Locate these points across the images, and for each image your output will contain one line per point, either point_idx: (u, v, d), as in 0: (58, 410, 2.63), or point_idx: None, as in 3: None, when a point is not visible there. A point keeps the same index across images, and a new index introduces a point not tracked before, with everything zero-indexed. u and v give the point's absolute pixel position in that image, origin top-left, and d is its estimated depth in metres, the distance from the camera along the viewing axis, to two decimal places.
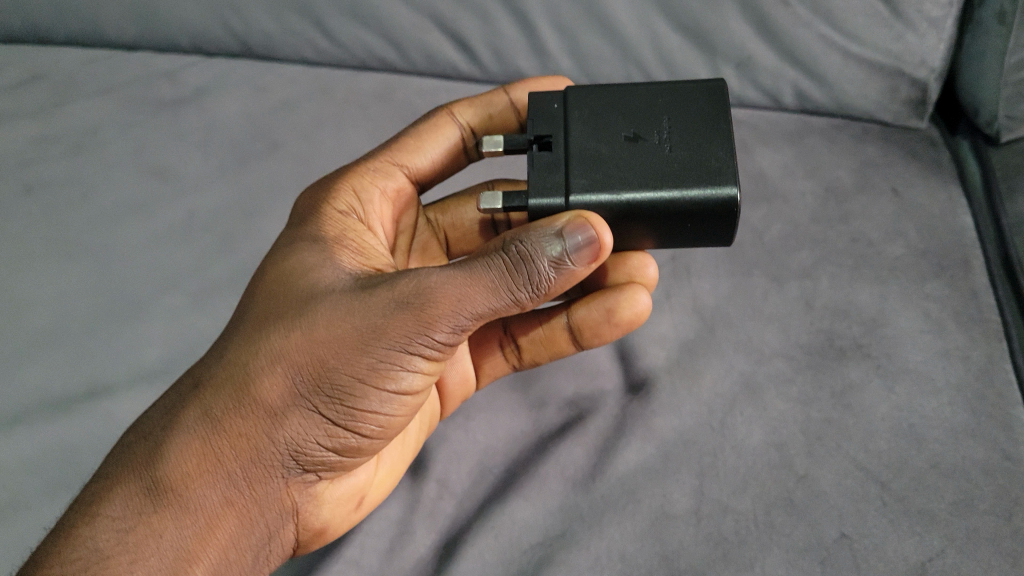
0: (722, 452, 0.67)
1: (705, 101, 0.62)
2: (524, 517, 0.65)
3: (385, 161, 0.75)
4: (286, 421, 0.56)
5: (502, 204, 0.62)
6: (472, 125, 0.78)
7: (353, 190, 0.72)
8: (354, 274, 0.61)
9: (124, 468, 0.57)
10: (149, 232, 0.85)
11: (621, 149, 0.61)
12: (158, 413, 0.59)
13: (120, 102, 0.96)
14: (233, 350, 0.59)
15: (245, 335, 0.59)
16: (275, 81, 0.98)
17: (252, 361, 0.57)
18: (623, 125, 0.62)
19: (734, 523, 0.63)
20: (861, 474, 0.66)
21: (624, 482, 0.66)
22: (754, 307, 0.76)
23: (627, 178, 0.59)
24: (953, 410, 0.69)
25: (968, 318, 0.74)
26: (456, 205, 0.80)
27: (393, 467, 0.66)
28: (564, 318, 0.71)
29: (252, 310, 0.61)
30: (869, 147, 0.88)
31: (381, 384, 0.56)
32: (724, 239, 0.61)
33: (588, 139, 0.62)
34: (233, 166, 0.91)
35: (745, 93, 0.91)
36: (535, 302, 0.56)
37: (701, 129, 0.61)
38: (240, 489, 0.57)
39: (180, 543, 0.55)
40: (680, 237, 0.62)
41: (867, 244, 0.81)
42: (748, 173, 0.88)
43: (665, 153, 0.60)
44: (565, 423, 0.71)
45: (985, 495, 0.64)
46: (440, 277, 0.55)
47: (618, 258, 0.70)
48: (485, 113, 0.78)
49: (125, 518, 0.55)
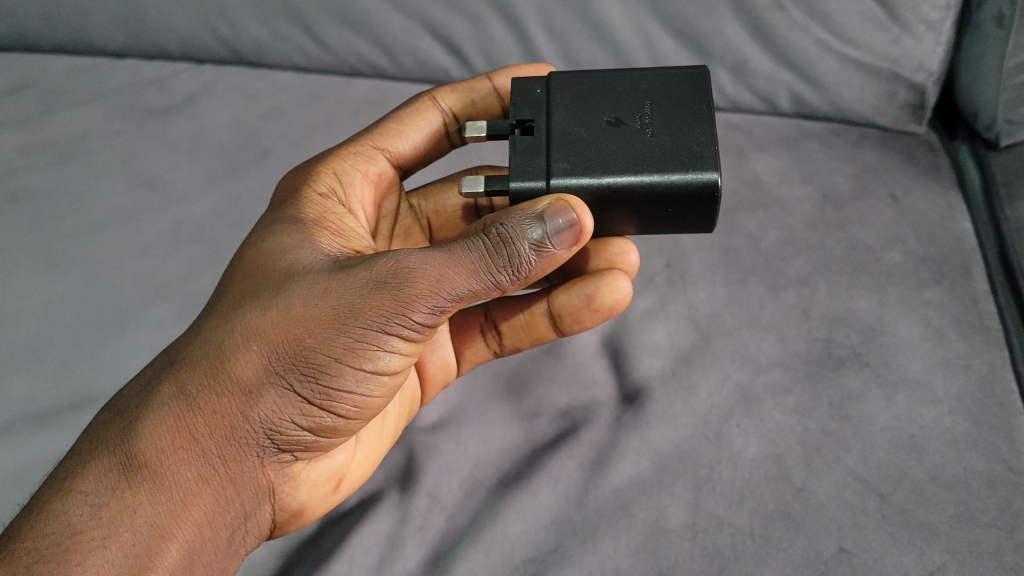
0: (718, 465, 0.66)
1: (687, 87, 0.62)
2: (516, 532, 0.64)
3: (367, 145, 0.75)
4: (261, 398, 0.55)
5: (484, 187, 0.61)
6: (455, 111, 0.78)
7: (333, 172, 0.72)
8: (333, 255, 0.61)
9: (97, 445, 0.55)
10: (136, 242, 0.84)
11: (603, 133, 0.60)
12: (132, 391, 0.58)
13: (109, 110, 0.95)
14: (209, 329, 0.58)
15: (221, 315, 0.59)
16: (265, 89, 0.97)
17: (228, 338, 0.57)
18: (605, 110, 0.62)
19: (731, 537, 0.62)
20: (860, 486, 0.64)
21: (617, 496, 0.65)
22: (750, 315, 0.75)
23: (608, 162, 0.59)
24: (954, 420, 0.67)
25: (968, 326, 0.73)
26: (438, 191, 0.80)
27: (371, 452, 0.66)
28: (545, 304, 0.69)
29: (229, 291, 0.61)
30: (866, 152, 0.87)
31: (358, 363, 0.55)
32: (707, 224, 0.61)
33: (570, 124, 0.61)
34: (223, 175, 0.90)
35: (741, 97, 0.90)
36: (515, 286, 0.56)
37: (682, 114, 0.60)
38: (215, 467, 0.55)
39: (154, 519, 0.53)
40: (663, 224, 0.61)
41: (865, 251, 0.79)
42: (745, 180, 0.87)
43: (647, 138, 0.59)
44: (559, 435, 0.69)
45: (987, 508, 0.63)
46: (418, 258, 0.55)
47: (599, 243, 0.70)
48: (467, 99, 0.77)
49: (98, 492, 0.53)
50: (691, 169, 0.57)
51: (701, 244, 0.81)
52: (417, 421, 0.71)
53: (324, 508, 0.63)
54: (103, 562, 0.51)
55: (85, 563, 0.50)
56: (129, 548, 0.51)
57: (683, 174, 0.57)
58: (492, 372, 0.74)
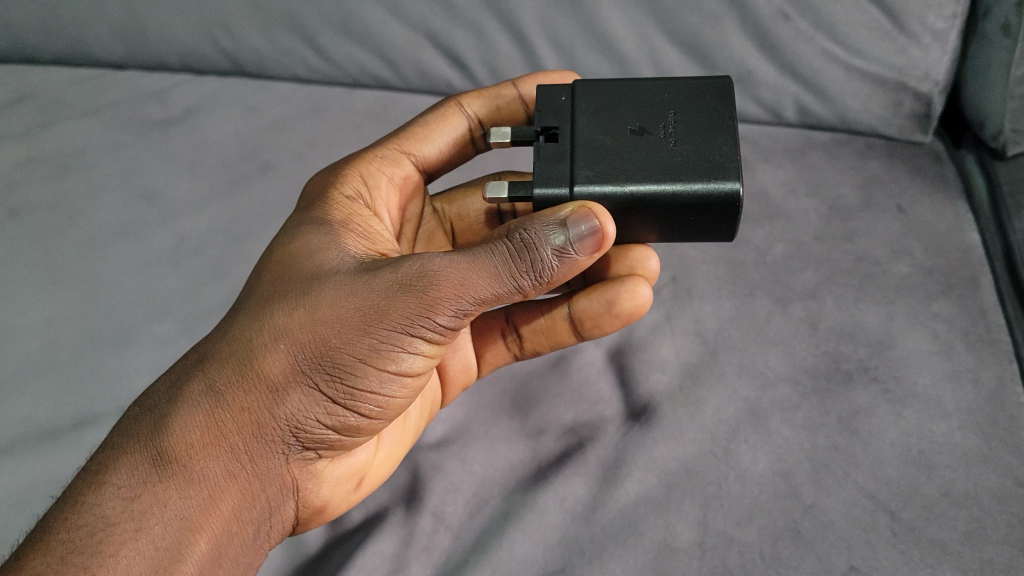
0: (726, 482, 0.65)
1: (711, 96, 0.61)
2: (523, 552, 0.63)
3: (394, 149, 0.75)
4: (287, 396, 0.56)
5: (508, 193, 0.61)
6: (480, 117, 0.77)
7: (360, 176, 0.72)
8: (358, 257, 0.62)
9: (128, 440, 0.56)
10: (138, 257, 0.83)
11: (626, 141, 0.60)
12: (164, 386, 0.59)
13: (109, 123, 0.95)
14: (238, 327, 0.59)
15: (250, 313, 0.59)
16: (267, 101, 0.97)
17: (257, 337, 0.57)
18: (629, 118, 0.61)
19: (739, 556, 0.61)
20: (870, 503, 0.64)
21: (624, 515, 0.64)
22: (757, 329, 0.74)
23: (631, 170, 0.59)
24: (963, 434, 0.67)
25: (977, 339, 0.72)
26: (462, 196, 0.78)
27: (393, 450, 0.66)
28: (565, 309, 0.69)
29: (258, 290, 0.62)
30: (872, 162, 0.87)
31: (382, 364, 0.56)
32: (726, 233, 0.61)
33: (595, 131, 0.61)
34: (224, 188, 0.89)
35: (746, 108, 0.89)
36: (537, 290, 0.56)
37: (706, 123, 0.60)
38: (242, 464, 0.56)
39: (183, 513, 0.54)
40: (681, 232, 0.61)
41: (873, 263, 0.79)
42: (750, 191, 0.86)
43: (670, 147, 0.59)
44: (565, 452, 0.69)
45: (998, 525, 0.62)
46: (442, 261, 0.55)
47: (620, 250, 0.70)
48: (492, 105, 0.77)
49: (131, 485, 0.54)
50: (714, 179, 0.57)
51: (706, 258, 0.80)
52: (421, 438, 0.70)
53: (348, 505, 0.64)
54: (134, 554, 0.52)
55: (116, 555, 0.52)
56: (159, 540, 0.53)
57: (706, 183, 0.57)
58: (503, 383, 0.74)
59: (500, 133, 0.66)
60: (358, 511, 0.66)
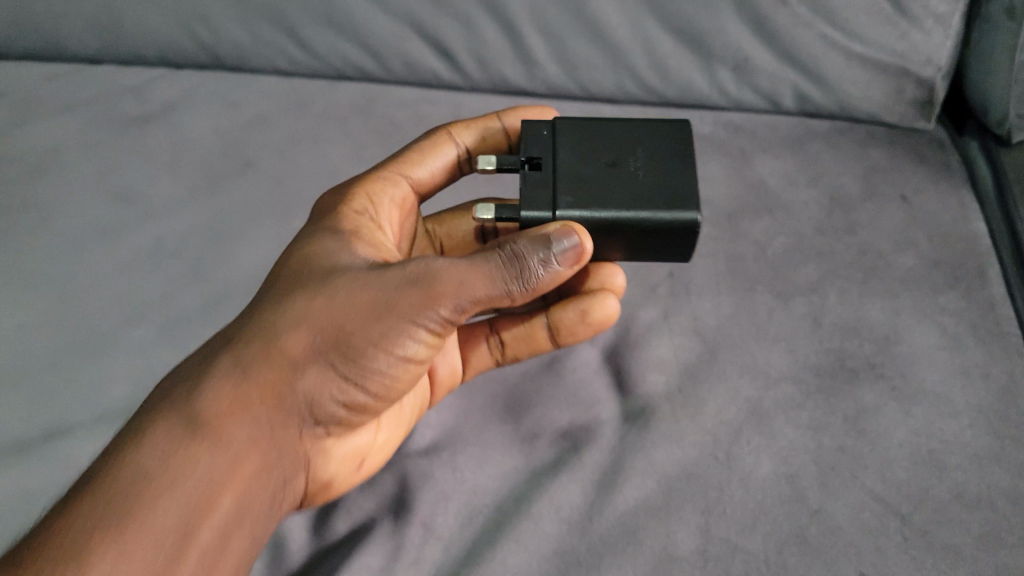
0: (729, 486, 0.62)
1: (678, 136, 0.60)
2: (517, 563, 0.60)
3: (393, 170, 0.71)
4: (307, 374, 0.54)
5: (495, 215, 0.59)
6: (470, 146, 0.74)
7: (366, 194, 0.69)
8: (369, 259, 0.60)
9: (161, 405, 0.53)
10: (112, 259, 0.80)
11: (601, 172, 0.59)
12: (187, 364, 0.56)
13: (84, 119, 0.92)
14: (257, 311, 0.57)
15: (269, 299, 0.58)
16: (249, 96, 0.93)
17: (278, 317, 0.56)
18: (603, 150, 0.60)
19: (744, 564, 0.59)
20: (878, 507, 0.61)
21: (623, 522, 0.61)
22: (758, 327, 0.71)
23: (606, 198, 0.57)
24: (974, 433, 0.64)
25: (986, 333, 0.70)
26: (452, 218, 0.76)
27: (392, 436, 0.65)
28: (543, 317, 0.69)
29: (272, 283, 0.60)
30: (874, 151, 0.84)
31: (391, 350, 0.55)
32: (683, 254, 0.60)
33: (572, 161, 0.59)
34: (204, 186, 0.86)
35: (742, 96, 0.86)
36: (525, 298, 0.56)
37: (673, 159, 0.59)
38: (265, 435, 0.53)
39: (209, 475, 0.50)
40: (648, 254, 0.60)
41: (876, 255, 0.76)
42: (748, 182, 0.83)
43: (640, 178, 0.58)
44: (559, 456, 0.66)
45: (1012, 528, 0.59)
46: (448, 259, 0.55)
47: (589, 268, 0.70)
48: (480, 135, 0.73)
49: (164, 444, 0.50)
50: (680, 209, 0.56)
51: (704, 253, 0.77)
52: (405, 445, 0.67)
53: (350, 484, 0.62)
54: (166, 509, 0.48)
55: (146, 508, 0.47)
56: (190, 500, 0.49)
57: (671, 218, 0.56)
58: (489, 387, 0.70)
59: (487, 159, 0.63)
60: (343, 522, 0.63)
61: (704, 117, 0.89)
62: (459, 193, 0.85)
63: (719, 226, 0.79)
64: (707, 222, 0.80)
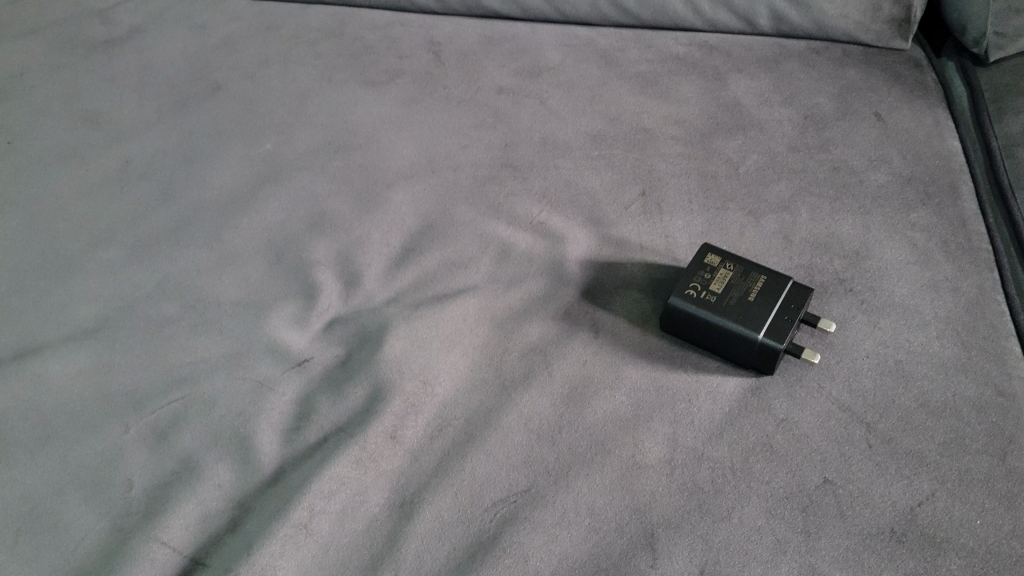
0: (696, 398, 0.63)
1: (786, 313, 0.63)
2: (486, 472, 0.59)
3: (779, 389, 0.63)
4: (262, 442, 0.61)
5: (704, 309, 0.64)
6: (718, 290, 0.65)
7: (665, 424, 0.61)
8: (306, 355, 0.66)
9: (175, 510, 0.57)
10: (80, 183, 0.79)
11: (721, 309, 0.64)
12: (177, 436, 0.61)
13: (51, 47, 0.92)
14: (203, 402, 0.63)
15: (204, 399, 0.63)
16: (217, 19, 0.96)
17: (215, 429, 0.62)
18: (742, 301, 0.64)
19: (710, 471, 0.59)
20: (844, 415, 0.61)
21: (592, 434, 0.61)
22: (729, 243, 0.71)
23: (704, 325, 0.64)
24: (941, 344, 0.65)
25: (956, 248, 0.70)
26: (735, 285, 0.65)
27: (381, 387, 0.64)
28: (740, 305, 0.64)
29: (202, 379, 0.64)
30: (849, 71, 0.84)
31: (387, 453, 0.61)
32: (804, 291, 0.65)
33: (716, 301, 0.64)
34: (173, 110, 0.85)
35: (718, 17, 0.87)
36: (440, 429, 0.62)
37: (767, 319, 0.63)
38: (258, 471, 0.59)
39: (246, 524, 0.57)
40: (746, 313, 0.63)
41: (849, 172, 0.76)
42: (722, 101, 0.83)
43: (747, 316, 0.63)
44: (529, 369, 0.65)
45: (976, 435, 0.60)
46: (349, 409, 0.62)
47: (794, 295, 0.65)
48: (731, 286, 0.65)
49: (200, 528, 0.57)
50: (764, 323, 0.62)
51: (677, 172, 0.77)
52: (382, 354, 0.65)
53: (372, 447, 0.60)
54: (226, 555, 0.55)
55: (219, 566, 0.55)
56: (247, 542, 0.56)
57: (760, 337, 0.62)
58: (465, 303, 0.69)
59: (826, 320, 0.65)
60: (312, 432, 0.61)
61: (680, 38, 0.89)
62: (431, 113, 0.84)
63: (693, 145, 0.79)
64: (680, 141, 0.80)
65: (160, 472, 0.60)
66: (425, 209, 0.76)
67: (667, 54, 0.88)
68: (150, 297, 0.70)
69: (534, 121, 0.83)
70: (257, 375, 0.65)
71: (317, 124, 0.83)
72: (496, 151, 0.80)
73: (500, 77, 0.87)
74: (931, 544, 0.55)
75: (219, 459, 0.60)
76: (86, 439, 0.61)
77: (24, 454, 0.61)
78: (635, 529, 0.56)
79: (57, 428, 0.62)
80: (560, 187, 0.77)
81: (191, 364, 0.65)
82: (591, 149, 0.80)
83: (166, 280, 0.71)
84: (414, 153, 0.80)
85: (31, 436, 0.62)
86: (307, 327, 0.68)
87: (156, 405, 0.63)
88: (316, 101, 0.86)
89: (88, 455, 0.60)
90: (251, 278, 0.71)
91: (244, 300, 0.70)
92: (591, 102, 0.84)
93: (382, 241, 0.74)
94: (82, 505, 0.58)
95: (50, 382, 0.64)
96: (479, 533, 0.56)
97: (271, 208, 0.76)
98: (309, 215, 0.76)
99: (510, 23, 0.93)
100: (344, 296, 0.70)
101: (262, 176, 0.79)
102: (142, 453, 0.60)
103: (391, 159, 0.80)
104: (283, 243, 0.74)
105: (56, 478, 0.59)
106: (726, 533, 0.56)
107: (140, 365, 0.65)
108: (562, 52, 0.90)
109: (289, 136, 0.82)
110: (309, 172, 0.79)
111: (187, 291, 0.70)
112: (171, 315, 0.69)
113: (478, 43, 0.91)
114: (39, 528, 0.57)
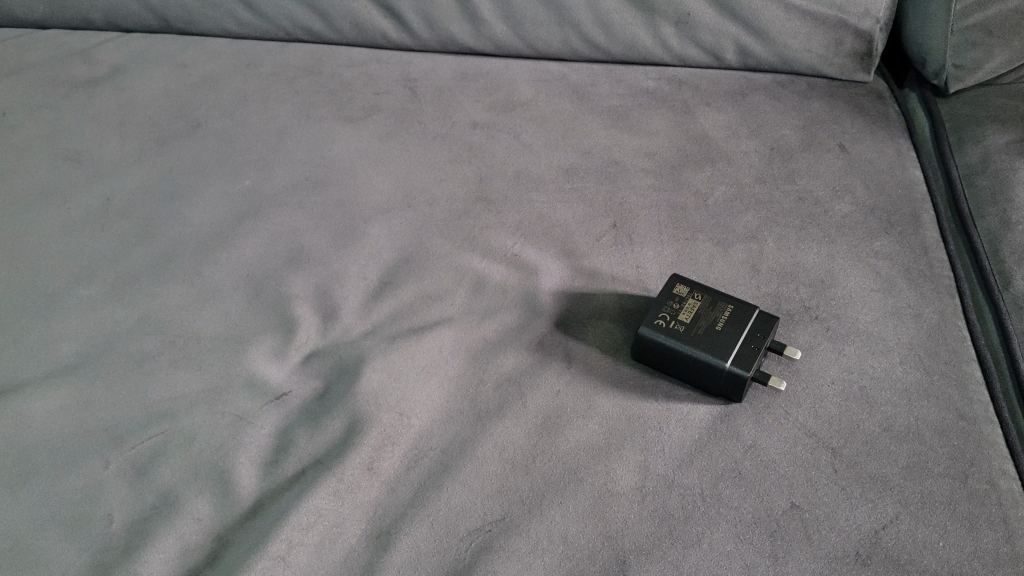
0: (667, 426, 0.64)
1: (752, 341, 0.65)
2: (460, 501, 0.60)
3: (748, 416, 0.64)
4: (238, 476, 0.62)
5: (671, 339, 0.65)
6: (684, 320, 0.67)
7: (637, 454, 0.63)
8: (284, 390, 0.67)
9: (152, 545, 0.58)
10: (62, 221, 0.80)
11: (689, 338, 0.65)
12: (155, 471, 0.62)
13: (34, 87, 0.94)
14: (180, 438, 0.64)
15: (183, 435, 0.64)
16: (197, 57, 0.97)
17: (192, 464, 0.63)
18: (710, 330, 0.66)
19: (680, 498, 0.60)
20: (811, 441, 0.63)
21: (566, 463, 0.62)
22: (698, 273, 0.73)
23: (672, 354, 0.65)
24: (905, 369, 0.66)
25: (919, 275, 0.72)
26: (703, 314, 0.67)
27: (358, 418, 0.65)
28: (708, 334, 0.65)
29: (180, 416, 0.65)
30: (814, 103, 0.87)
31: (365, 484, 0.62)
32: (770, 319, 0.67)
33: (683, 331, 0.66)
34: (153, 148, 0.87)
35: (687, 51, 0.89)
36: (417, 461, 0.63)
37: (733, 347, 0.64)
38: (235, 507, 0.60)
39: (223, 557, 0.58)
40: (713, 342, 0.65)
41: (814, 202, 0.78)
42: (691, 134, 0.85)
43: (713, 345, 0.64)
44: (503, 400, 0.66)
45: (939, 458, 0.61)
46: (326, 442, 0.64)
47: (761, 323, 0.66)
48: (697, 317, 0.67)
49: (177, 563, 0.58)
50: (731, 352, 0.64)
51: (647, 204, 0.79)
52: (358, 388, 0.66)
53: (350, 479, 0.61)
54: None
55: None
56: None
57: (727, 365, 0.63)
58: (440, 334, 0.70)
59: (792, 348, 0.67)
60: (290, 465, 0.62)
61: (650, 72, 0.92)
62: (407, 148, 0.86)
63: (663, 177, 0.81)
64: (651, 173, 0.82)
65: (140, 507, 0.60)
66: (401, 242, 0.77)
67: (637, 89, 0.91)
68: (130, 334, 0.71)
69: (507, 155, 0.85)
70: (236, 409, 0.66)
71: (295, 160, 0.85)
72: (471, 185, 0.82)
73: (475, 113, 0.89)
74: (895, 566, 0.56)
75: (199, 493, 0.61)
76: (68, 474, 0.62)
77: (6, 490, 0.61)
78: (607, 556, 0.57)
79: (39, 465, 0.63)
80: (533, 220, 0.79)
81: (172, 399, 0.66)
82: (563, 181, 0.82)
83: (147, 316, 0.72)
84: (390, 187, 0.82)
85: (14, 473, 0.62)
86: (285, 359, 0.69)
87: (136, 440, 0.64)
88: (294, 138, 0.87)
89: (70, 491, 0.61)
90: (230, 313, 0.72)
91: (224, 334, 0.71)
92: (564, 136, 0.86)
93: (359, 274, 0.75)
94: (64, 540, 0.59)
95: (33, 419, 0.65)
96: (454, 563, 0.57)
97: (250, 244, 0.78)
98: (287, 250, 0.77)
99: (484, 59, 0.96)
100: (322, 329, 0.71)
101: (242, 212, 0.80)
102: (122, 488, 0.61)
103: (368, 194, 0.82)
104: (262, 278, 0.75)
105: (38, 513, 0.60)
106: (696, 559, 0.57)
107: (120, 401, 0.66)
108: (536, 87, 0.92)
109: (268, 172, 0.84)
110: (288, 208, 0.81)
111: (167, 327, 0.71)
112: (151, 351, 0.70)
113: (453, 79, 0.93)
114: (22, 563, 0.57)
